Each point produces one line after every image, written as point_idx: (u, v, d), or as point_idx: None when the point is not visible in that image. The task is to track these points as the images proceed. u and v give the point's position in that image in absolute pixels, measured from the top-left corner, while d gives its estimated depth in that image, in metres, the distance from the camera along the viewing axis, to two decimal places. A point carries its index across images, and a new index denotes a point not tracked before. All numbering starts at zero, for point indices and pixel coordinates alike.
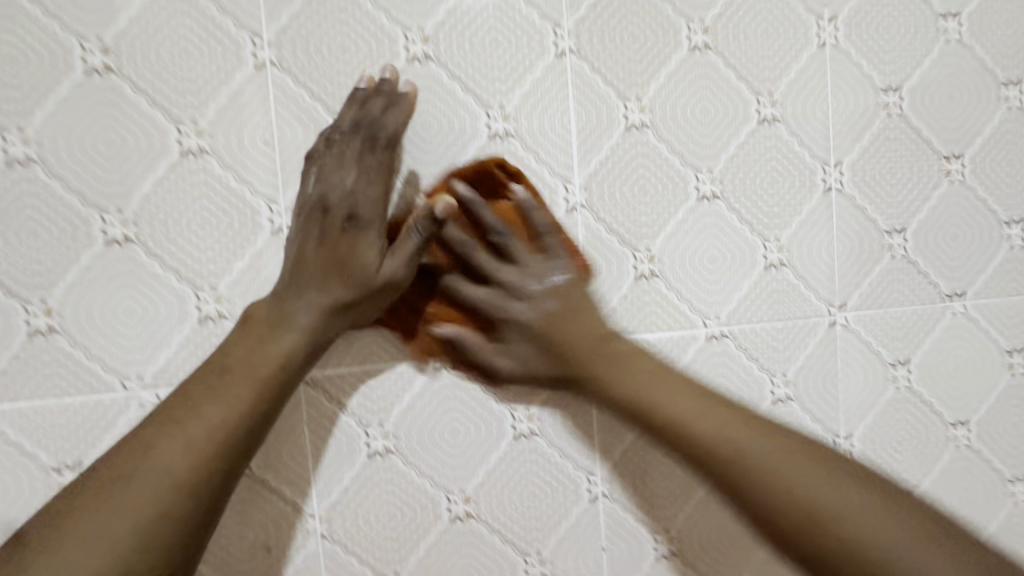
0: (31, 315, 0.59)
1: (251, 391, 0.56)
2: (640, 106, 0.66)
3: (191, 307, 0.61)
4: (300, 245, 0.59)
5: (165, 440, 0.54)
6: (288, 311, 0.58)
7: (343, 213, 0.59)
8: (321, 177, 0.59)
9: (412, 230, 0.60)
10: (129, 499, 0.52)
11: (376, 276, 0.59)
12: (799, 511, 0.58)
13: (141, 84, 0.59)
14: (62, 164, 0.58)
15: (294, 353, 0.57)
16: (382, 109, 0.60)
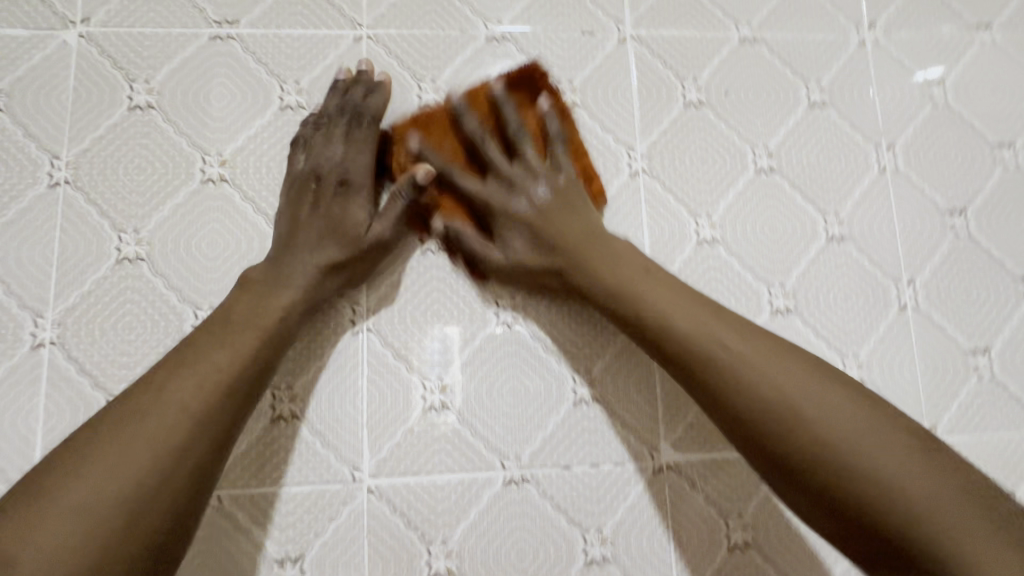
0: None
1: (256, 330, 0.56)
2: (710, 223, 0.68)
3: (264, 406, 0.60)
4: (292, 214, 0.62)
5: (87, 467, 0.48)
6: (228, 337, 0.56)
7: (335, 182, 0.63)
8: (308, 156, 0.63)
9: (397, 196, 0.62)
10: (121, 461, 0.48)
11: (365, 236, 0.61)
12: (848, 436, 0.51)
13: (249, 192, 0.64)
14: (167, 262, 0.62)
15: (295, 313, 0.58)
16: (362, 94, 0.64)
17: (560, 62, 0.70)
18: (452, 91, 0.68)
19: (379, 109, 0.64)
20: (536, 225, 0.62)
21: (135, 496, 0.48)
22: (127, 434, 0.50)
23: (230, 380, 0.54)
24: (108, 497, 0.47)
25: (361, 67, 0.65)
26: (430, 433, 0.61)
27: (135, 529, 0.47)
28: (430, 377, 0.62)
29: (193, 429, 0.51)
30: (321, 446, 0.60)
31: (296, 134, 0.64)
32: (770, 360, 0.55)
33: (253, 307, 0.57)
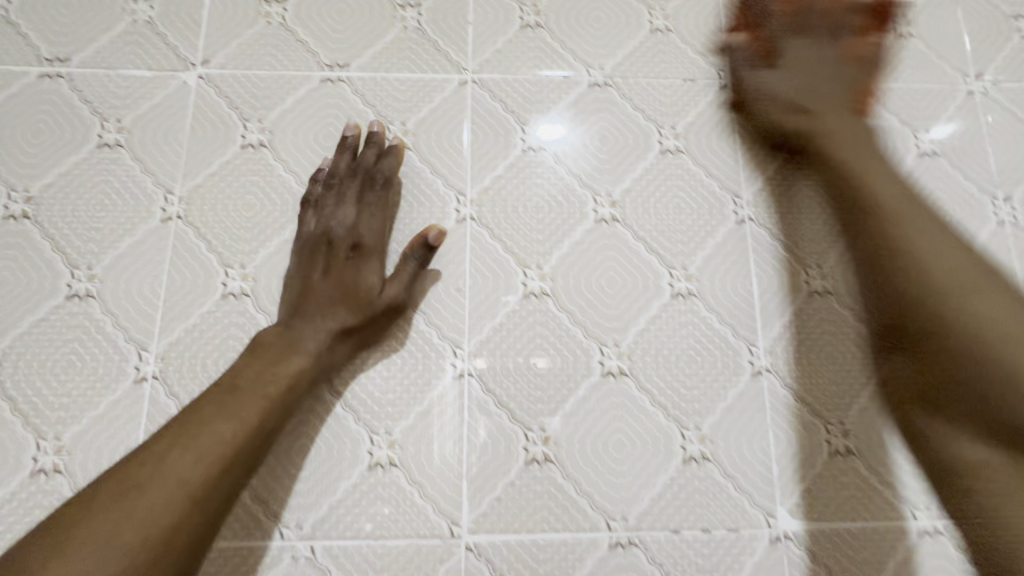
0: None
1: (265, 404, 0.54)
2: (821, 274, 0.65)
3: (363, 452, 0.58)
4: (303, 279, 0.60)
5: (71, 553, 0.45)
6: (230, 410, 0.53)
7: (348, 247, 0.61)
8: (319, 217, 0.62)
9: (408, 258, 0.61)
10: (109, 544, 0.45)
11: (378, 300, 0.60)
12: (955, 269, 0.52)
13: None
14: (271, 299, 0.62)
15: (309, 376, 0.57)
16: (374, 156, 0.64)
17: (662, 108, 0.70)
18: (555, 134, 0.68)
19: (390, 175, 0.64)
20: (800, 96, 0.64)
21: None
22: (115, 516, 0.47)
23: (224, 460, 0.51)
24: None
25: (375, 129, 0.65)
26: (533, 487, 0.58)
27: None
28: (532, 426, 0.60)
29: (184, 512, 0.48)
30: (419, 496, 0.57)
31: (307, 192, 0.64)
32: (890, 189, 0.57)
33: (262, 372, 0.55)
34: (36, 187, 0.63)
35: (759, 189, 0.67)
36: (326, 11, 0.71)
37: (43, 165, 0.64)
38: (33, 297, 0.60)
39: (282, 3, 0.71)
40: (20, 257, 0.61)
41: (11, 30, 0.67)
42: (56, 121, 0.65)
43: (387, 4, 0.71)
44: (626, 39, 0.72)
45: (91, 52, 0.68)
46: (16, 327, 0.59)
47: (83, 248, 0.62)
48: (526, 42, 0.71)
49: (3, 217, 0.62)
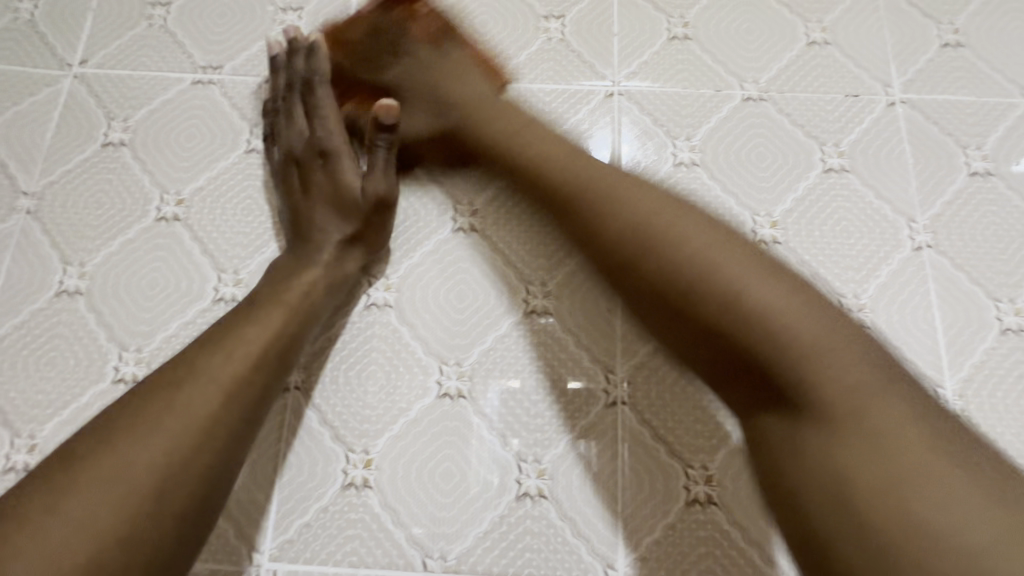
0: (350, 465, 0.54)
1: (288, 310, 0.54)
2: (1013, 310, 0.58)
3: (511, 481, 0.54)
4: (286, 200, 0.60)
5: (114, 444, 0.45)
6: (254, 316, 0.53)
7: (314, 157, 0.61)
8: (280, 143, 0.62)
9: (374, 148, 0.60)
10: (143, 443, 0.45)
11: (364, 194, 0.58)
12: (702, 256, 0.49)
13: (498, 244, 0.61)
14: (415, 312, 0.59)
15: (329, 286, 0.56)
16: (302, 60, 0.63)
17: (823, 124, 0.65)
18: (708, 150, 0.64)
19: (322, 69, 0.62)
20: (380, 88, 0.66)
21: (169, 472, 0.45)
22: (150, 413, 0.47)
23: (252, 360, 0.51)
24: (126, 480, 0.43)
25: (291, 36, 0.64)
26: (695, 531, 0.53)
27: (163, 512, 0.44)
28: (691, 464, 0.54)
29: (222, 408, 0.48)
30: (572, 533, 0.53)
31: (262, 128, 0.65)
32: (689, 221, 0.52)
33: (281, 285, 0.55)
34: (187, 190, 0.63)
35: (938, 212, 0.62)
36: (469, 21, 0.69)
37: (193, 168, 0.64)
38: (181, 299, 0.59)
39: (427, 13, 0.70)
40: (169, 258, 0.61)
41: (169, 39, 0.69)
42: (206, 126, 0.66)
43: (530, 15, 0.70)
44: (783, 51, 0.68)
45: (242, 60, 0.68)
46: (164, 329, 0.58)
47: (230, 252, 0.61)
48: (674, 55, 0.68)
49: (156, 218, 0.62)
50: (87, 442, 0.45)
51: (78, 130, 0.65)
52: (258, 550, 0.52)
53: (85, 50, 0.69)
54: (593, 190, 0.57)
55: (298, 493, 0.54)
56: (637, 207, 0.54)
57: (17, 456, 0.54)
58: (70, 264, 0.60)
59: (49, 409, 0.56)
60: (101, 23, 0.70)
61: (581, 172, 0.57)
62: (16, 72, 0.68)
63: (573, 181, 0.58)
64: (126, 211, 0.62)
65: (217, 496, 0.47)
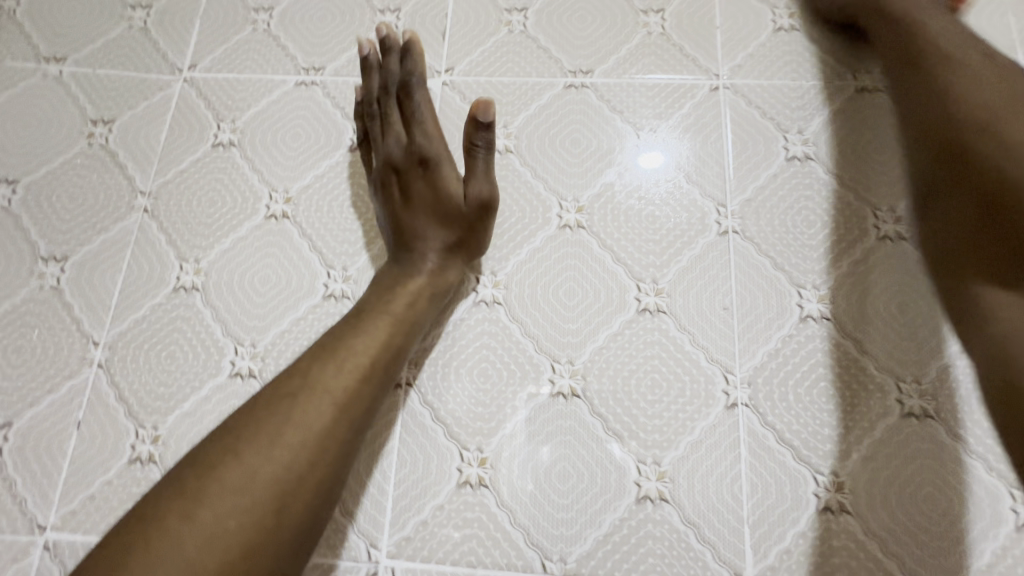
0: (465, 463, 0.54)
1: (393, 321, 0.53)
2: None
3: (630, 483, 0.52)
4: (388, 212, 0.59)
5: (235, 455, 0.44)
6: (364, 326, 0.52)
7: (414, 165, 0.59)
8: (376, 153, 0.61)
9: (474, 151, 0.58)
10: (262, 454, 0.44)
11: (466, 203, 0.57)
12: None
13: (607, 241, 0.60)
14: (524, 309, 0.58)
15: (431, 294, 0.55)
16: (398, 62, 0.62)
17: None
18: (822, 143, 0.62)
19: (417, 74, 0.61)
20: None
21: (287, 484, 0.44)
22: (266, 424, 0.46)
23: (361, 372, 0.49)
24: (249, 492, 0.43)
25: (383, 36, 0.63)
26: (828, 541, 0.50)
27: (280, 526, 0.43)
28: (821, 470, 0.52)
29: (333, 418, 0.47)
30: (697, 539, 0.51)
31: (362, 135, 0.63)
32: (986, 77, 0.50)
33: (386, 295, 0.54)
34: (295, 188, 0.64)
35: None
36: (566, 18, 0.69)
37: (300, 167, 0.65)
38: (293, 296, 0.60)
39: (523, 10, 0.70)
40: (280, 255, 0.62)
41: (273, 43, 0.71)
42: (311, 126, 0.67)
43: (628, 10, 0.69)
44: None
45: (343, 61, 0.69)
46: (277, 325, 0.59)
47: (338, 249, 0.62)
48: (781, 46, 0.66)
49: (266, 216, 0.63)
50: (208, 454, 0.45)
51: (189, 132, 0.68)
52: (375, 546, 0.52)
53: (194, 55, 0.71)
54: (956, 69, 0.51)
55: (413, 491, 0.53)
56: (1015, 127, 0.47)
57: (141, 447, 0.56)
58: (186, 261, 0.62)
59: (170, 402, 0.57)
60: (209, 29, 0.72)
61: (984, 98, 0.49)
62: (131, 78, 0.70)
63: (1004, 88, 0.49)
64: (237, 209, 0.64)
65: (328, 509, 0.46)
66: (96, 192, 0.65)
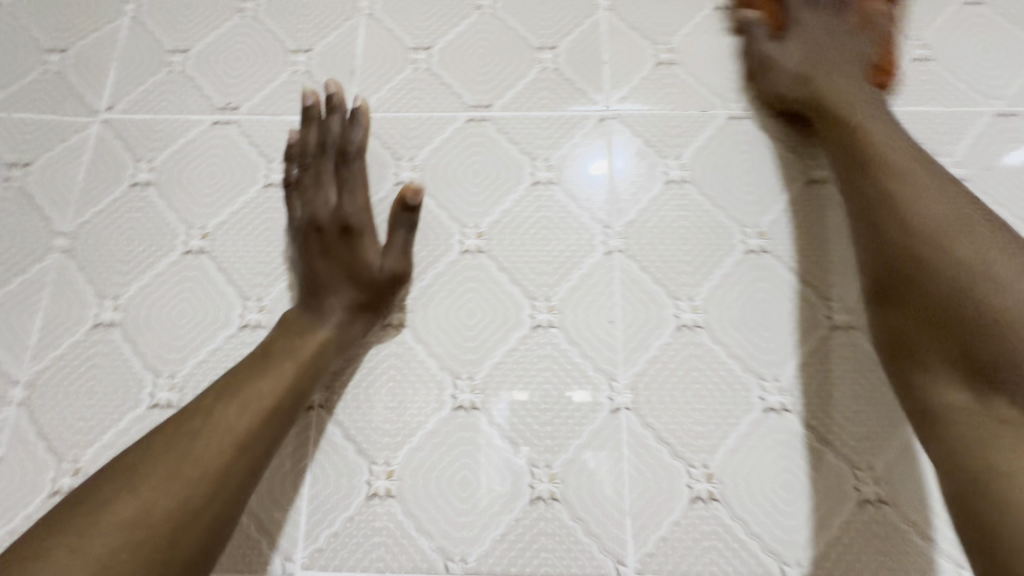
0: (374, 477, 0.58)
1: (301, 367, 0.56)
2: None
3: (524, 485, 0.57)
4: (307, 264, 0.62)
5: (131, 492, 0.48)
6: (269, 368, 0.56)
7: (337, 229, 0.63)
8: (304, 205, 0.65)
9: (396, 228, 0.63)
10: (160, 488, 0.48)
11: (380, 272, 0.61)
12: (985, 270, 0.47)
13: (505, 263, 0.65)
14: (428, 330, 0.63)
15: (337, 348, 0.59)
16: (341, 125, 0.67)
17: (803, 137, 0.69)
18: (696, 167, 0.69)
19: (356, 143, 0.66)
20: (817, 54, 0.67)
21: (184, 516, 0.48)
22: (167, 461, 0.50)
23: (262, 411, 0.54)
24: (142, 522, 0.46)
25: (339, 101, 0.67)
26: (699, 527, 0.56)
27: (175, 556, 0.47)
28: (694, 462, 0.58)
29: (236, 453, 0.51)
30: (585, 533, 0.56)
31: (291, 183, 0.66)
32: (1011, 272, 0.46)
33: (294, 344, 0.58)
34: (211, 224, 0.68)
35: None
36: (467, 56, 0.74)
37: (216, 203, 0.69)
38: (209, 327, 0.64)
39: (427, 49, 0.75)
40: (197, 288, 0.65)
41: (189, 83, 0.74)
42: (226, 163, 0.70)
43: (524, 47, 0.75)
44: None
45: (258, 100, 0.73)
46: (194, 355, 0.63)
47: (253, 281, 0.65)
48: (662, 78, 0.73)
49: (183, 252, 0.66)
50: (107, 486, 0.48)
51: (106, 172, 0.70)
52: (289, 560, 0.56)
53: (111, 97, 0.74)
54: (931, 255, 0.49)
55: (325, 505, 0.58)
56: (981, 270, 0.47)
57: (61, 480, 0.58)
58: (105, 298, 0.65)
59: (89, 435, 0.60)
60: (125, 71, 0.75)
61: (953, 220, 0.50)
62: (47, 121, 0.72)
63: (946, 219, 0.50)
64: (154, 246, 0.67)
65: (228, 530, 0.50)
66: (13, 234, 0.67)
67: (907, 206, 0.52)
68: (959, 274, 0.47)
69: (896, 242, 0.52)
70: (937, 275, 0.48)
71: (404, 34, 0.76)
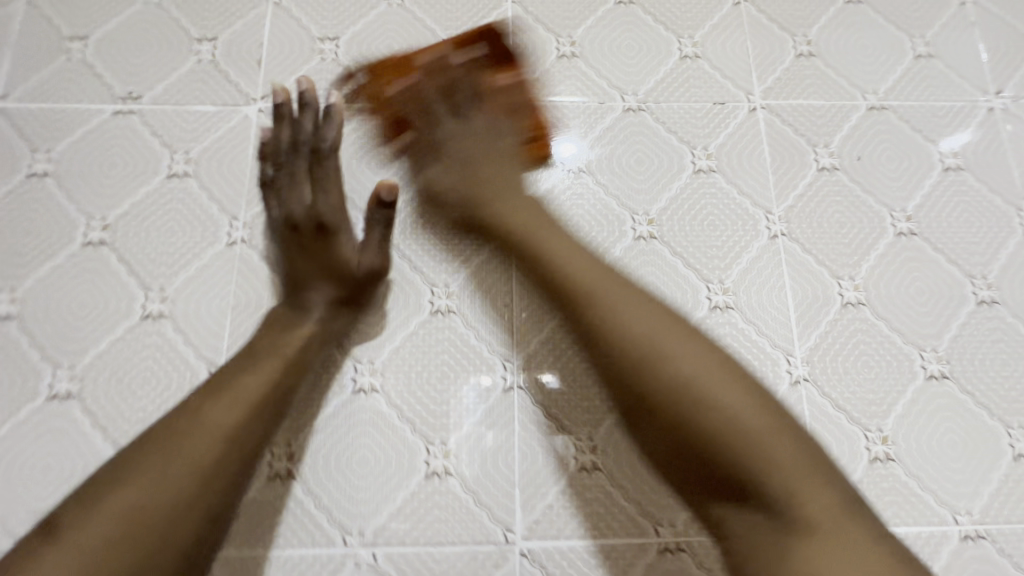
0: (275, 459, 0.60)
1: (286, 360, 0.58)
2: (851, 284, 0.68)
3: (420, 462, 0.61)
4: (289, 262, 0.64)
5: (122, 490, 0.50)
6: (255, 363, 0.57)
7: (313, 227, 0.63)
8: (280, 205, 0.66)
9: (373, 224, 0.65)
10: (154, 485, 0.50)
11: (355, 269, 0.63)
12: (712, 363, 0.53)
13: (407, 252, 0.67)
14: None
15: (320, 339, 0.61)
16: (312, 121, 0.67)
17: (694, 129, 0.74)
18: (592, 158, 0.72)
19: (330, 138, 0.66)
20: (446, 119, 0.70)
21: (173, 511, 0.49)
22: (155, 460, 0.51)
23: (240, 417, 0.54)
24: (141, 523, 0.48)
25: (310, 97, 0.67)
26: (583, 495, 0.61)
27: (165, 547, 0.48)
28: (580, 436, 0.62)
29: (222, 447, 0.53)
30: (476, 504, 0.60)
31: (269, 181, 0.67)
32: (683, 349, 0.54)
33: (277, 338, 0.59)
34: (113, 215, 0.68)
35: (789, 205, 0.71)
36: (375, 47, 0.75)
37: (118, 194, 0.68)
38: (111, 318, 0.64)
39: (335, 39, 0.75)
40: (98, 280, 0.65)
41: (89, 71, 0.73)
42: (129, 154, 0.70)
43: (431, 38, 0.76)
44: (659, 66, 0.76)
45: (161, 89, 0.73)
46: (95, 346, 0.63)
47: (156, 272, 0.66)
48: (564, 70, 0.75)
49: (84, 244, 0.66)
50: (100, 486, 0.50)
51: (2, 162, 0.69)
52: None
53: (6, 85, 0.72)
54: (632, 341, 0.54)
55: None
56: (691, 367, 0.53)
57: None
58: (2, 291, 0.65)
59: None
60: (21, 58, 0.73)
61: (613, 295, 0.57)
62: None
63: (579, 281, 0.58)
64: (53, 238, 0.66)
65: None
66: None
67: (596, 288, 0.57)
68: (670, 377, 0.53)
69: (607, 335, 0.55)
70: (645, 377, 0.53)
71: (312, 24, 0.76)
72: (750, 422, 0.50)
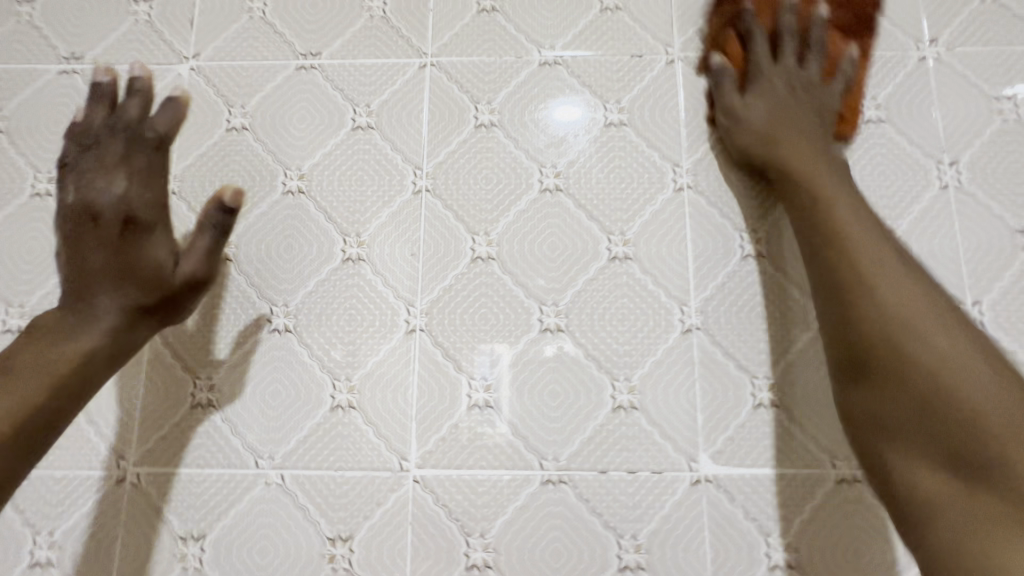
0: (197, 389, 0.67)
1: (65, 369, 0.56)
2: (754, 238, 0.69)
3: (327, 396, 0.66)
4: (85, 260, 0.59)
5: None
6: (25, 374, 0.55)
7: (117, 224, 0.59)
8: (81, 194, 0.60)
9: (205, 230, 0.62)
10: None
11: (171, 276, 0.60)
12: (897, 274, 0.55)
13: (322, 203, 0.71)
14: (250, 264, 0.70)
15: (105, 350, 0.58)
16: (139, 106, 0.62)
17: (608, 82, 0.74)
18: (505, 112, 0.74)
19: (164, 130, 0.62)
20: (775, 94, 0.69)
21: None
22: None
23: (32, 406, 0.54)
24: None
25: (140, 80, 0.62)
26: (474, 430, 0.65)
27: None
28: (475, 375, 0.66)
29: None
30: (375, 435, 0.65)
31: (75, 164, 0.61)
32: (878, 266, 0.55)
33: (51, 348, 0.56)
34: (56, 169, 0.73)
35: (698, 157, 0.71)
36: (300, 4, 0.78)
37: (60, 150, 0.74)
38: (54, 263, 0.71)
39: None
40: (43, 228, 0.72)
41: (35, 33, 0.78)
42: (71, 112, 0.75)
43: None
44: (578, 18, 0.76)
45: (100, 50, 0.77)
46: (40, 288, 0.70)
47: None
48: (482, 25, 0.76)
49: (31, 195, 0.73)
50: None
51: None
52: (123, 459, 0.65)
53: None
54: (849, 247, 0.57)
55: (154, 414, 0.66)
56: (883, 274, 0.55)
57: None
58: None
59: None
60: None
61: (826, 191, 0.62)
62: None
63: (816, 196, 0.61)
64: (4, 190, 0.73)
65: None
66: None
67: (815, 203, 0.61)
68: (875, 297, 0.54)
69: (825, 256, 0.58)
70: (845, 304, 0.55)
71: None
72: (931, 334, 0.51)
